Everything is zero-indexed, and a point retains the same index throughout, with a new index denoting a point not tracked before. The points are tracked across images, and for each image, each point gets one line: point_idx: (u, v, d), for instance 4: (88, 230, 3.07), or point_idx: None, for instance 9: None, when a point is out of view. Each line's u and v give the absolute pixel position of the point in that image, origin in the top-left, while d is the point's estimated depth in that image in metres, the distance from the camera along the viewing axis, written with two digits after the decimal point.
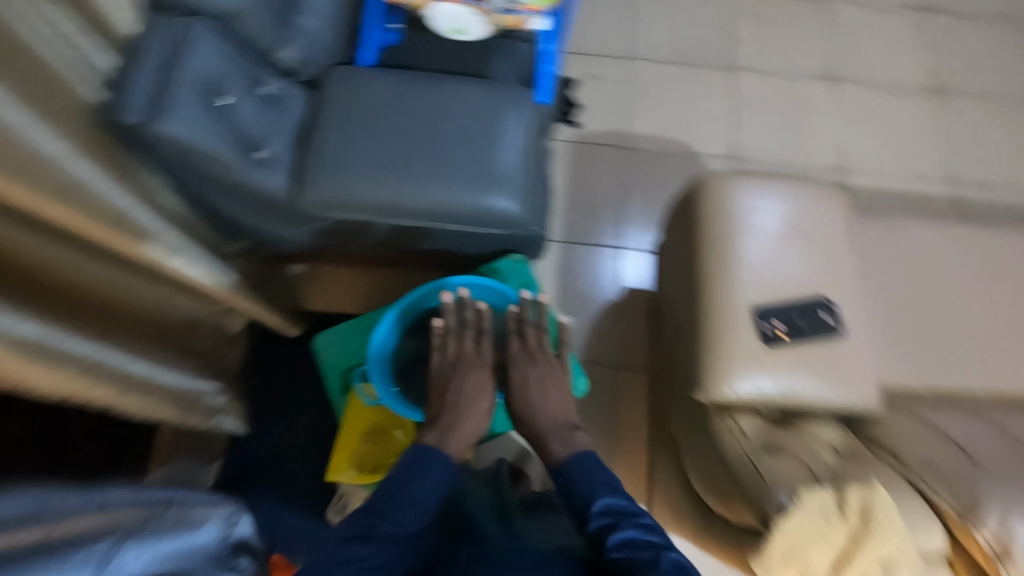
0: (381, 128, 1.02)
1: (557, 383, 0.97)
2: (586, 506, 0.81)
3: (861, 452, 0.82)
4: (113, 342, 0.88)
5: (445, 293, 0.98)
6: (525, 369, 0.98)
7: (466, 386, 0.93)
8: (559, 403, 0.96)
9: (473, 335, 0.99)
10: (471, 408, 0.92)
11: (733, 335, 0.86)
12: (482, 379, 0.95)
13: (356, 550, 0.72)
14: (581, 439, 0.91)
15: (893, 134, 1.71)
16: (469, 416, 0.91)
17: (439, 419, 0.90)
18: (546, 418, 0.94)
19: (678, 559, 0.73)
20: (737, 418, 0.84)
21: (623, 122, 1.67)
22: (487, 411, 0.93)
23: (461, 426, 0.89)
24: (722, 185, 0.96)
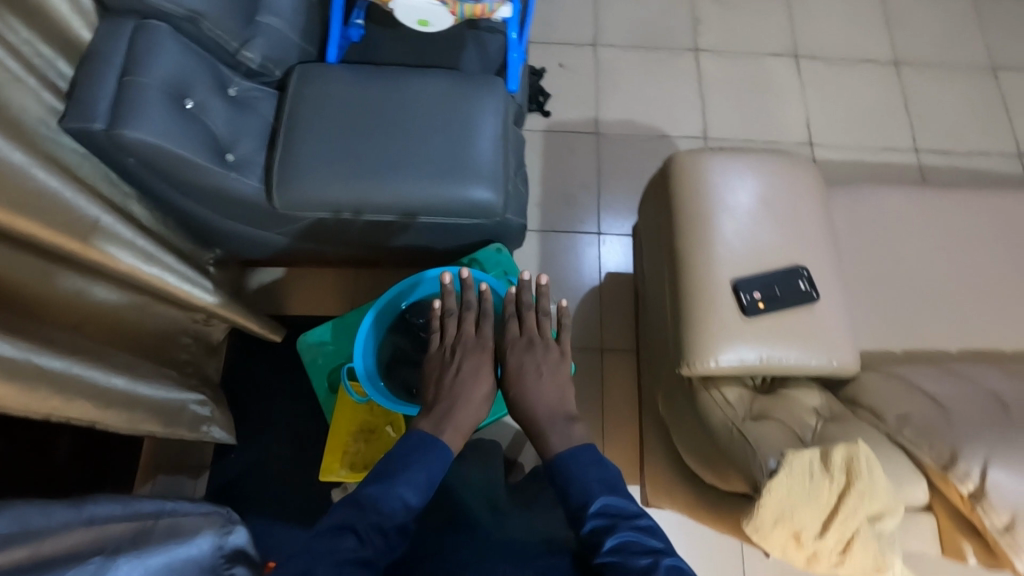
0: (351, 124, 1.01)
1: (553, 369, 0.92)
2: (582, 506, 0.77)
3: (843, 413, 0.84)
4: (89, 356, 0.86)
5: (446, 273, 0.97)
6: (523, 355, 0.93)
7: (464, 370, 0.90)
8: (556, 393, 0.90)
9: (474, 316, 0.96)
10: (469, 393, 0.89)
11: (712, 307, 0.88)
12: (483, 363, 0.92)
13: (342, 540, 0.70)
14: (579, 432, 0.87)
15: (855, 107, 1.75)
16: (467, 403, 0.88)
17: (435, 406, 0.87)
18: (543, 408, 0.88)
19: (676, 565, 0.70)
20: (722, 388, 0.86)
21: (593, 108, 1.68)
22: (485, 397, 0.90)
23: (460, 415, 0.87)
24: (694, 162, 0.97)
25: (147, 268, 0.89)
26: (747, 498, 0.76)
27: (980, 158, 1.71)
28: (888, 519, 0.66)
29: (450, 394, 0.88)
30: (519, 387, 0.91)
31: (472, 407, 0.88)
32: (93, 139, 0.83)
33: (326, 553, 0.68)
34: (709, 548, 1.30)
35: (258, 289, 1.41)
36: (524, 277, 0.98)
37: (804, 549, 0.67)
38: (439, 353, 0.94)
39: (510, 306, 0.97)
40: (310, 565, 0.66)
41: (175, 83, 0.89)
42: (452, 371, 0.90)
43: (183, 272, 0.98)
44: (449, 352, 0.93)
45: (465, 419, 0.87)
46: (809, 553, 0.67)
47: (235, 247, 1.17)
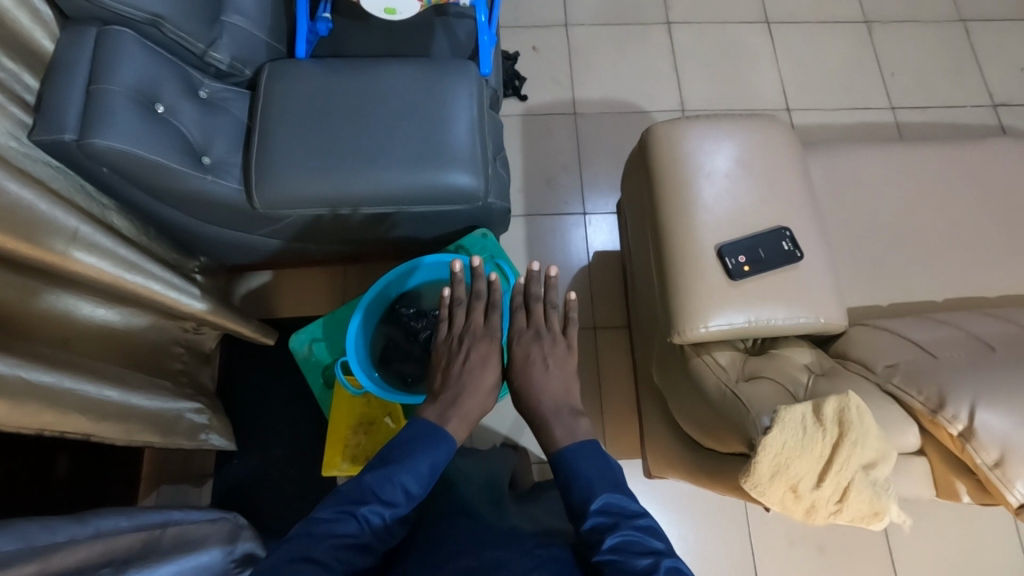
0: (326, 118, 1.00)
1: (560, 361, 0.94)
2: (585, 504, 0.78)
3: (833, 368, 0.85)
4: (80, 371, 0.85)
5: (457, 263, 0.97)
6: (529, 346, 0.95)
7: (472, 358, 0.91)
8: (561, 384, 0.92)
9: (484, 307, 0.97)
10: (476, 381, 0.90)
11: (699, 274, 0.89)
12: (491, 352, 0.93)
13: (341, 524, 0.71)
14: (584, 425, 0.88)
15: (829, 69, 1.75)
16: (474, 392, 0.89)
17: (442, 394, 0.89)
18: (548, 399, 0.90)
19: (676, 566, 0.70)
20: (713, 353, 0.87)
21: (570, 89, 1.68)
22: (492, 387, 0.91)
23: (467, 403, 0.87)
24: (672, 134, 0.98)
25: (129, 278, 0.88)
26: (744, 458, 0.77)
27: (954, 110, 1.72)
28: (881, 466, 0.67)
29: (456, 385, 0.89)
30: (525, 376, 0.93)
31: (479, 394, 0.89)
32: (64, 150, 0.83)
33: (325, 535, 0.69)
34: (714, 518, 1.32)
35: (247, 295, 1.40)
36: (532, 269, 0.99)
37: (803, 501, 0.68)
38: (447, 342, 0.95)
39: (518, 297, 0.99)
40: (309, 548, 0.67)
41: (142, 88, 0.88)
42: (460, 359, 0.91)
43: (166, 279, 0.97)
44: (458, 343, 0.94)
45: (473, 406, 0.88)
46: (808, 505, 0.68)
47: (219, 252, 1.16)
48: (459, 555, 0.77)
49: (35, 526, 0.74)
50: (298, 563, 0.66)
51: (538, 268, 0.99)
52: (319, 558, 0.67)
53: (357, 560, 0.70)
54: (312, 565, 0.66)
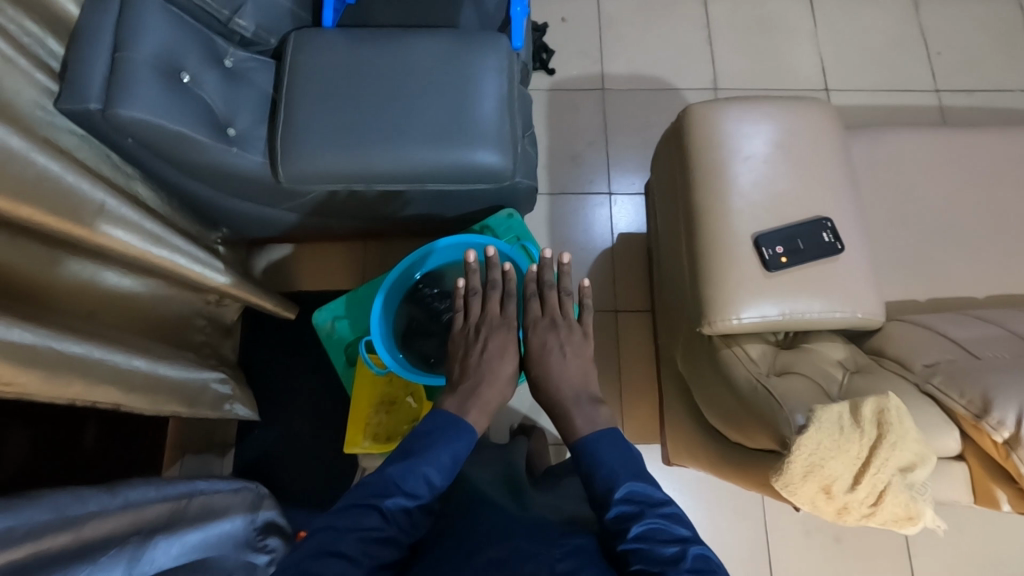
0: (351, 90, 0.98)
1: (577, 350, 0.94)
2: (608, 492, 0.77)
3: (868, 365, 0.83)
4: (108, 341, 0.85)
5: (471, 253, 0.98)
6: (546, 334, 0.94)
7: (490, 348, 0.92)
8: (579, 372, 0.92)
9: (499, 296, 0.97)
10: (494, 372, 0.90)
11: (731, 263, 0.86)
12: (508, 343, 0.93)
13: (365, 517, 0.71)
14: (604, 414, 0.88)
15: (872, 48, 1.68)
16: (492, 382, 0.89)
17: (460, 385, 0.89)
18: (567, 387, 0.90)
19: (703, 554, 0.70)
20: (744, 345, 0.85)
21: (597, 63, 1.62)
22: (511, 376, 0.91)
23: (484, 392, 0.88)
24: (709, 116, 0.95)
25: (154, 252, 0.87)
26: (773, 454, 0.73)
27: (1003, 95, 1.64)
28: (920, 469, 0.65)
29: (468, 373, 0.90)
30: (543, 363, 0.92)
31: (494, 382, 0.89)
32: (86, 119, 0.81)
33: (349, 529, 0.70)
34: (731, 506, 1.32)
35: (267, 267, 1.40)
36: (545, 256, 0.99)
37: (835, 502, 0.66)
38: (463, 333, 0.96)
39: (532, 285, 0.99)
40: (334, 543, 0.67)
41: (166, 57, 0.86)
42: (478, 350, 0.92)
43: (192, 253, 0.96)
44: (474, 333, 0.94)
45: (491, 396, 0.88)
46: (839, 506, 0.66)
47: (242, 224, 1.16)
48: (478, 538, 0.78)
49: (67, 496, 0.75)
50: (326, 558, 0.66)
51: (551, 255, 0.99)
52: (344, 552, 0.67)
53: (382, 554, 0.70)
54: (339, 560, 0.66)
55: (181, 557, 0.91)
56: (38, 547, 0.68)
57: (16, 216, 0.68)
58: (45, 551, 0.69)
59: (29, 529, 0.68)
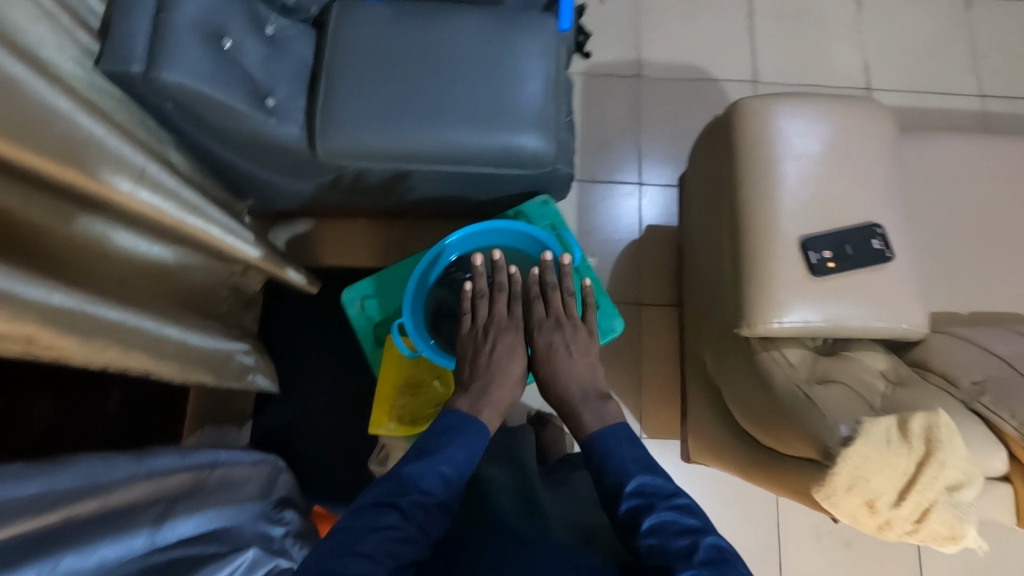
0: (391, 66, 0.95)
1: (582, 349, 0.94)
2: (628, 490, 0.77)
3: (910, 376, 0.81)
4: (142, 309, 0.85)
5: (479, 256, 0.98)
6: (551, 335, 0.93)
7: (499, 349, 0.92)
8: (587, 370, 0.92)
9: (506, 299, 0.97)
10: (504, 372, 0.90)
11: (776, 265, 0.84)
12: (517, 343, 0.93)
13: (383, 516, 0.71)
14: (612, 408, 0.88)
15: (916, 47, 1.63)
16: (501, 383, 0.90)
17: (471, 386, 0.89)
18: (575, 386, 0.90)
19: (715, 544, 0.70)
20: (783, 350, 0.83)
21: (634, 49, 1.58)
22: (520, 376, 0.91)
23: (490, 392, 0.88)
24: (759, 112, 0.93)
25: (190, 222, 0.86)
26: (811, 463, 0.72)
27: None
28: (967, 487, 0.63)
29: (475, 373, 0.90)
30: (551, 362, 0.92)
31: (499, 380, 0.90)
32: (126, 81, 0.79)
33: (368, 529, 0.69)
34: (745, 507, 1.32)
35: (289, 240, 1.39)
36: (546, 257, 0.99)
37: (877, 517, 0.64)
38: (471, 335, 0.95)
39: (535, 287, 0.98)
40: (356, 543, 0.67)
41: (209, 21, 0.83)
42: (487, 351, 0.92)
43: (224, 224, 0.95)
44: (483, 334, 0.94)
45: (500, 398, 0.88)
46: (881, 521, 0.65)
47: (270, 195, 1.15)
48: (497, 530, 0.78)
49: (98, 464, 0.75)
50: (348, 557, 0.66)
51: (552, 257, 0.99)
52: (367, 552, 0.67)
53: (405, 553, 0.69)
54: (363, 561, 0.66)
55: (201, 528, 0.90)
56: (69, 514, 0.68)
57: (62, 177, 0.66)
58: (75, 518, 0.69)
59: (63, 495, 0.68)
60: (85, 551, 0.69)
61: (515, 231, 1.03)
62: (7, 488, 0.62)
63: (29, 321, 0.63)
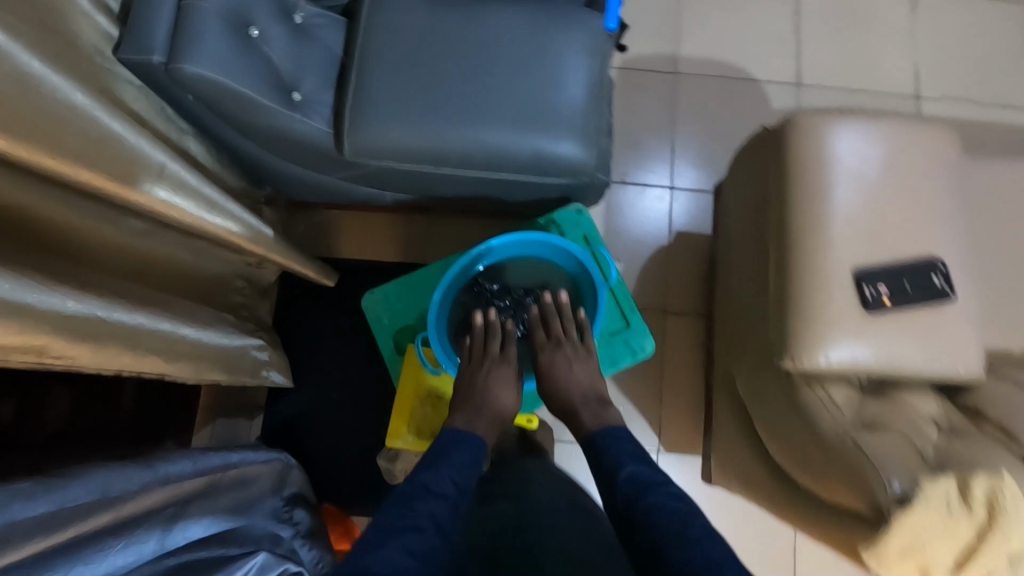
0: (423, 63, 0.89)
1: (582, 363, 0.94)
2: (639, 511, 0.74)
3: (965, 426, 0.77)
4: (156, 311, 0.82)
5: (477, 313, 0.96)
6: (552, 353, 0.95)
7: (496, 371, 0.92)
8: (587, 379, 0.93)
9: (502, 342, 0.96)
10: (500, 385, 0.91)
11: (828, 297, 0.80)
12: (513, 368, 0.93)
13: (404, 518, 0.66)
14: (612, 412, 0.89)
15: (972, 56, 1.54)
16: (500, 396, 0.90)
17: (472, 400, 0.88)
18: (575, 392, 0.91)
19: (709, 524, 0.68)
20: (827, 387, 0.79)
21: (673, 44, 1.51)
22: (518, 391, 0.92)
23: (486, 404, 0.88)
24: (814, 130, 0.87)
25: (212, 219, 0.82)
26: (863, 519, 0.69)
27: None
28: None
29: (470, 386, 0.90)
30: (553, 379, 0.93)
31: (496, 389, 0.90)
32: (148, 73, 0.74)
33: (393, 533, 0.64)
34: (763, 528, 1.29)
35: (308, 230, 1.35)
36: (543, 299, 0.99)
37: None
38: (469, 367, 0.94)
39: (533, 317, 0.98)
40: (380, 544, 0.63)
41: (235, 8, 0.79)
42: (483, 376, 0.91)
43: (246, 219, 0.92)
44: (482, 350, 0.94)
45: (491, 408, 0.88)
46: None
47: (290, 186, 1.10)
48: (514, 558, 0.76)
49: (106, 474, 0.72)
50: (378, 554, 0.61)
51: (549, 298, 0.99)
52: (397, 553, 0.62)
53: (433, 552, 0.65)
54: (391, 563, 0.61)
55: (213, 530, 0.87)
56: (80, 530, 0.65)
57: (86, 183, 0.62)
58: (85, 532, 0.66)
59: (72, 511, 0.65)
60: (94, 561, 0.65)
61: (546, 242, 0.99)
62: (16, 509, 0.59)
63: (41, 332, 0.60)
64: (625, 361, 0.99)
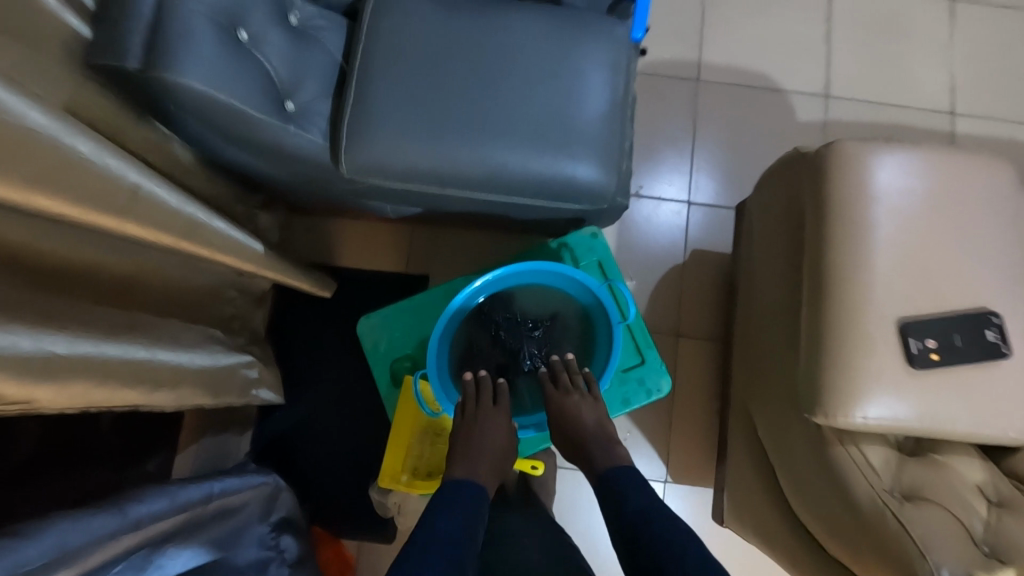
0: (431, 74, 0.82)
1: (592, 407, 0.88)
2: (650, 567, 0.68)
3: (1015, 497, 0.71)
4: (130, 341, 0.74)
5: (467, 373, 0.92)
6: (560, 398, 0.89)
7: (494, 421, 0.87)
8: (596, 420, 0.87)
9: (495, 396, 0.91)
10: (497, 426, 0.87)
11: (868, 349, 0.73)
12: (506, 420, 0.88)
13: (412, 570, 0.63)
14: (622, 453, 0.85)
15: (1011, 70, 1.45)
16: (495, 439, 0.86)
17: (469, 449, 0.84)
18: (583, 435, 0.86)
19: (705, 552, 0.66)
20: (863, 447, 0.73)
21: (696, 48, 1.42)
22: (512, 439, 0.88)
23: (484, 446, 0.84)
24: (855, 160, 0.80)
25: (193, 241, 0.74)
26: None
27: None
28: None
29: (469, 431, 0.86)
30: (564, 428, 0.88)
31: (496, 431, 0.86)
32: (118, 74, 0.66)
33: None
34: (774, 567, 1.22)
35: (304, 237, 1.28)
36: (552, 359, 0.94)
37: None
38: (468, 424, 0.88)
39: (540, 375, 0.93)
40: None
41: (224, 7, 0.71)
42: (479, 426, 0.86)
43: (233, 236, 0.84)
44: (474, 405, 0.89)
45: (490, 453, 0.84)
46: None
47: (285, 194, 1.02)
48: None
49: (68, 527, 0.65)
50: None
51: (559, 359, 0.94)
52: None
53: None
54: None
55: (190, 564, 0.85)
56: None
57: (45, 210, 0.54)
58: None
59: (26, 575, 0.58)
60: None
61: (558, 273, 0.93)
62: None
63: None
64: (640, 402, 0.93)
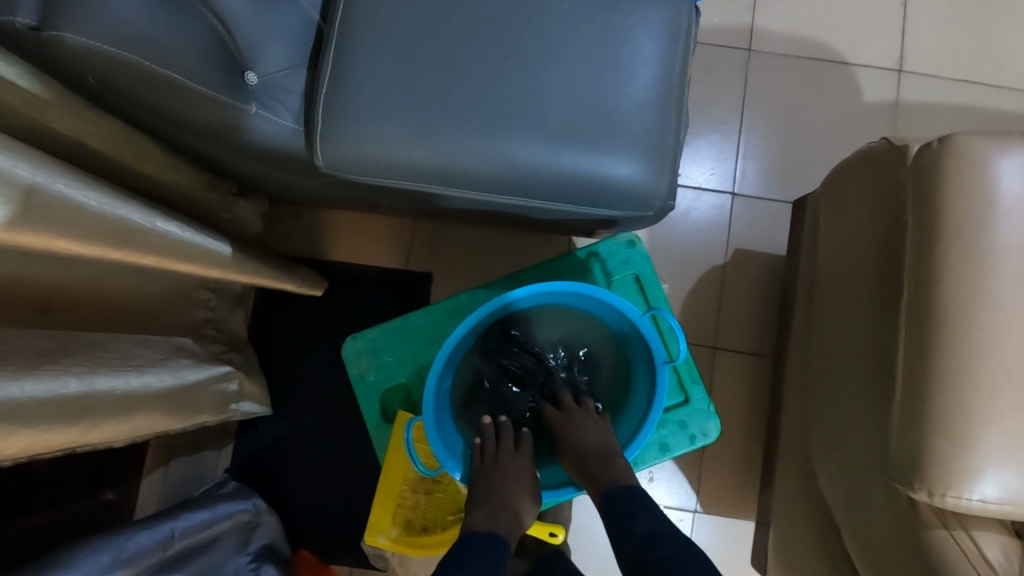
0: (436, 44, 0.65)
1: (595, 426, 0.76)
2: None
3: None
4: (58, 370, 0.59)
5: (484, 415, 0.78)
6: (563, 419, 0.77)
7: (509, 466, 0.73)
8: (598, 435, 0.75)
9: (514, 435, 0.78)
10: (517, 467, 0.73)
11: (994, 413, 0.59)
12: (526, 462, 0.75)
13: None
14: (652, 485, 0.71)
15: None
16: (517, 480, 0.72)
17: (485, 490, 0.70)
18: (586, 453, 0.73)
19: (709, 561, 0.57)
20: (975, 535, 0.60)
21: (750, 13, 1.22)
22: (535, 485, 0.73)
23: (513, 491, 0.70)
24: (979, 164, 0.63)
25: (129, 250, 0.57)
26: None
27: None
28: None
29: (492, 472, 0.72)
30: (568, 451, 0.75)
31: (524, 478, 0.72)
32: (7, 39, 0.54)
33: None
34: None
35: (292, 229, 1.12)
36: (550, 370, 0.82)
37: None
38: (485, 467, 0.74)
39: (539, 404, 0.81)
40: None
41: None
42: (495, 466, 0.73)
43: (188, 240, 0.67)
44: (496, 449, 0.75)
45: (517, 492, 0.70)
46: None
47: (261, 184, 0.86)
48: None
49: None
50: None
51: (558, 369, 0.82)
52: None
53: None
54: None
55: None
56: None
57: None
58: None
59: None
60: None
61: (589, 298, 0.79)
62: None
63: None
64: (681, 448, 0.82)
